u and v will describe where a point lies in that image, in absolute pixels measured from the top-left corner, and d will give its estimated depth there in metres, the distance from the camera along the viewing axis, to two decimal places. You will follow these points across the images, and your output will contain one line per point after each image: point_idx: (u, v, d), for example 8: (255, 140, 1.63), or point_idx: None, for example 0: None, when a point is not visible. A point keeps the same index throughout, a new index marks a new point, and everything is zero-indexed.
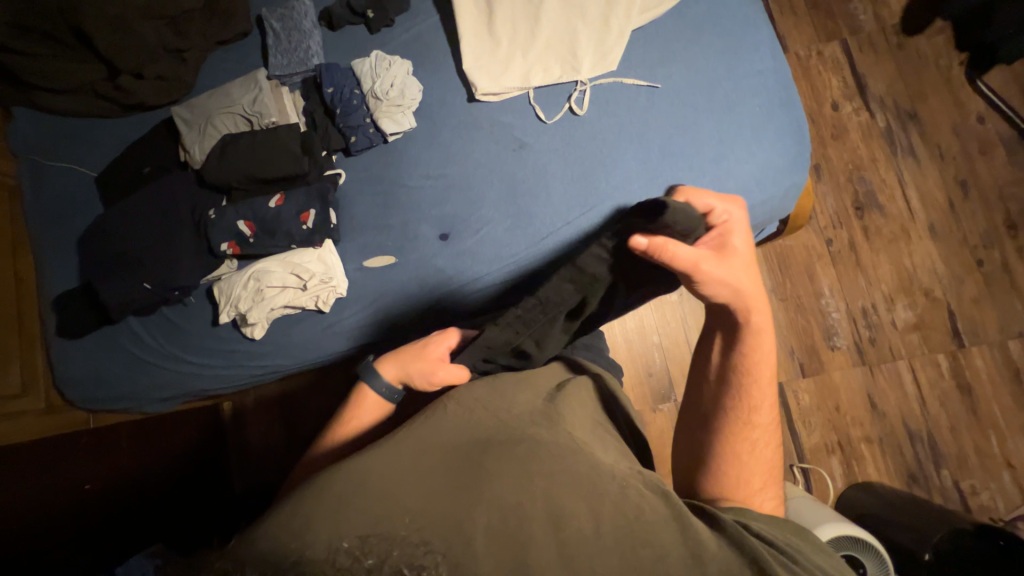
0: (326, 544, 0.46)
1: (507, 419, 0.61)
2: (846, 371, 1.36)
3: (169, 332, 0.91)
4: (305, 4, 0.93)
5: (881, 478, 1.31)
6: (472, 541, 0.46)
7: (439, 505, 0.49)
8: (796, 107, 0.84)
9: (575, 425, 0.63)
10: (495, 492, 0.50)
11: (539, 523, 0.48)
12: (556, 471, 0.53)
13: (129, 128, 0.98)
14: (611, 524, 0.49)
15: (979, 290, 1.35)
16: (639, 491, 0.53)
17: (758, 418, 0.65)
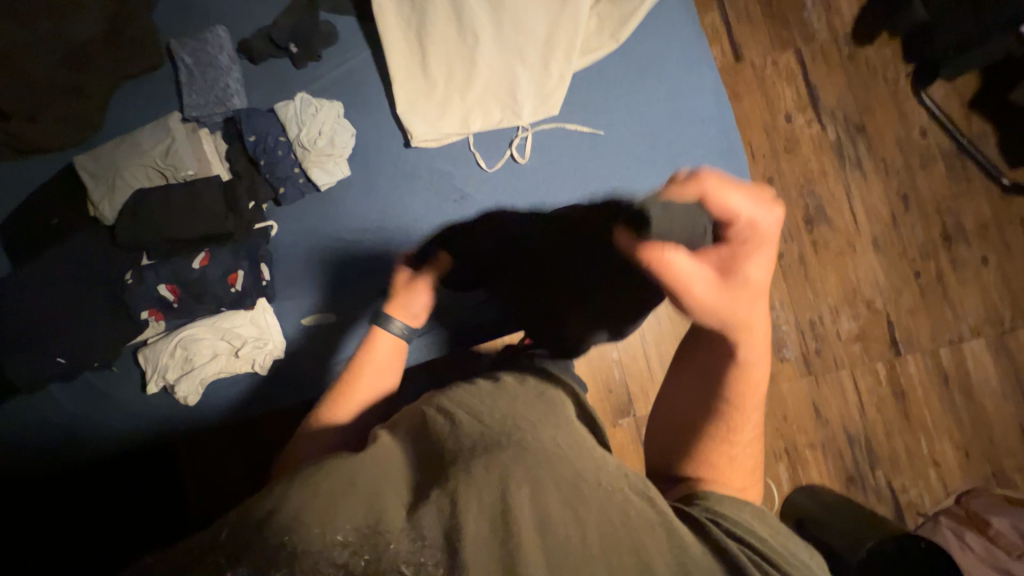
0: (321, 534, 0.43)
1: (489, 419, 0.57)
2: (793, 382, 1.42)
3: (101, 401, 0.85)
4: (220, 36, 0.84)
5: (822, 481, 1.39)
6: (458, 545, 0.43)
7: (423, 509, 0.47)
8: (739, 156, 0.83)
9: (562, 426, 0.59)
10: (477, 491, 0.47)
11: (526, 534, 0.45)
12: (537, 474, 0.50)
13: (20, 174, 0.86)
14: (598, 533, 0.47)
15: (915, 301, 1.42)
16: (629, 499, 0.51)
17: (741, 427, 0.67)
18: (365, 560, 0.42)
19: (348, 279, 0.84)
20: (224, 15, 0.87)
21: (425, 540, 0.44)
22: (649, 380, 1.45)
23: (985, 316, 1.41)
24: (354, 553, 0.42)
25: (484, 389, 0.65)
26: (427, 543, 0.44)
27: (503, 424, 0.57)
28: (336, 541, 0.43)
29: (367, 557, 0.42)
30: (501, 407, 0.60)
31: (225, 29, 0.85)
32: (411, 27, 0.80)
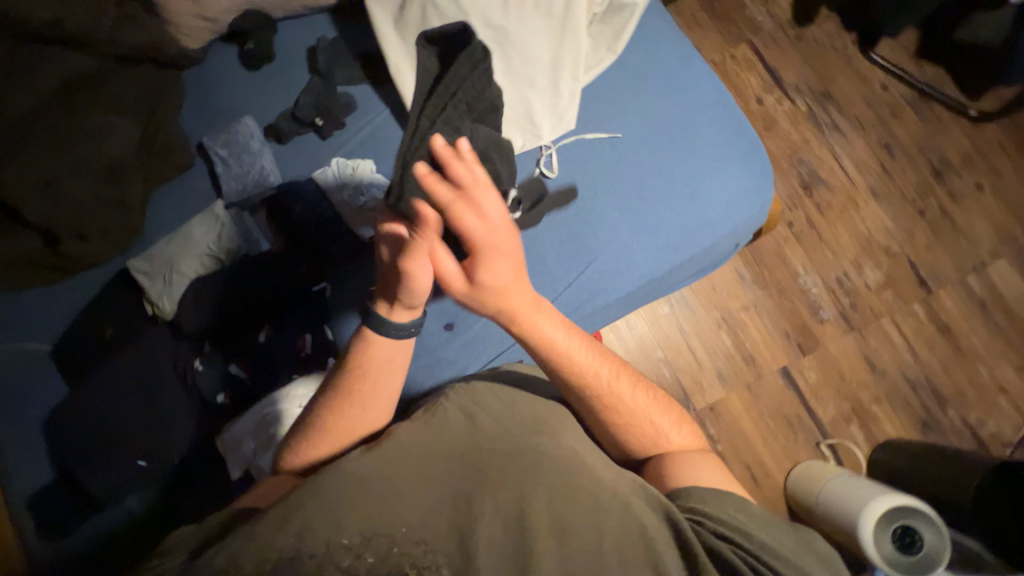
0: (331, 536, 0.48)
1: (507, 423, 0.63)
2: (839, 340, 1.44)
3: (165, 511, 0.81)
4: (249, 125, 0.90)
5: (898, 432, 1.38)
6: (474, 553, 0.49)
7: (443, 514, 0.52)
8: (747, 129, 0.88)
9: (575, 434, 0.65)
10: (496, 499, 0.54)
11: (541, 543, 0.50)
12: (552, 482, 0.56)
13: (76, 291, 0.88)
14: (613, 540, 0.52)
15: (928, 238, 1.47)
16: (641, 506, 0.55)
17: (623, 406, 0.68)
18: (369, 558, 0.47)
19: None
20: (248, 107, 0.94)
21: (433, 544, 0.49)
22: (700, 370, 1.44)
23: (998, 238, 1.46)
24: (359, 556, 0.47)
25: (501, 392, 0.68)
26: (433, 544, 0.49)
27: (524, 434, 0.62)
28: (342, 546, 0.48)
29: (374, 556, 0.47)
30: (521, 411, 0.66)
31: (252, 118, 0.91)
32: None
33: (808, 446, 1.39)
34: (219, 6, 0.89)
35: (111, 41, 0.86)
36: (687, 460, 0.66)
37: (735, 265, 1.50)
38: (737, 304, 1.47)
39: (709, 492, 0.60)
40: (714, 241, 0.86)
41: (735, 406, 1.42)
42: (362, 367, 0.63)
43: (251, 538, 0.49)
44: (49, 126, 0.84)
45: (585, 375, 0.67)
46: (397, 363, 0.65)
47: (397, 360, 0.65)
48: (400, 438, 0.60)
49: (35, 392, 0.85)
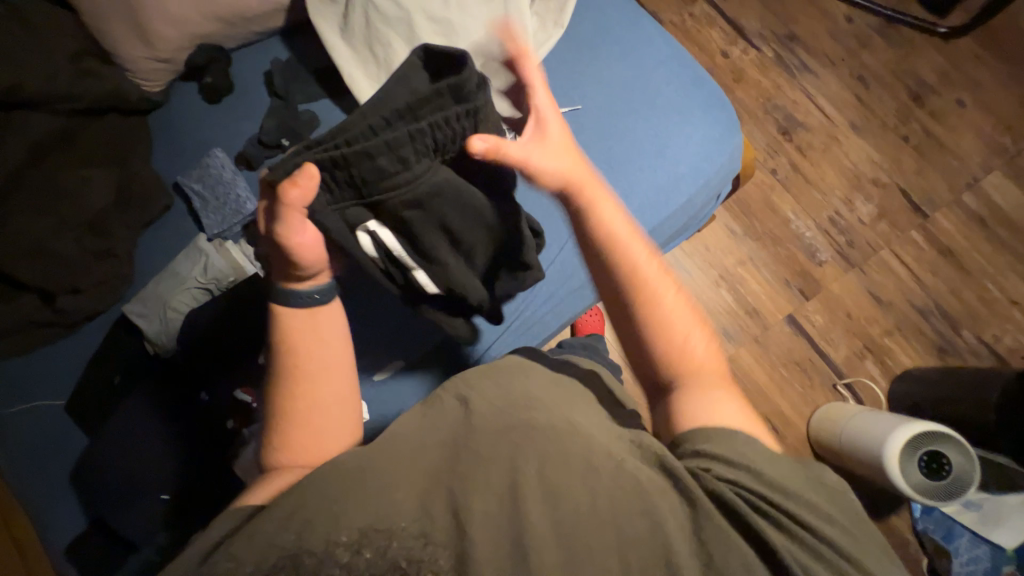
0: (326, 537, 0.49)
1: (502, 402, 0.65)
2: (841, 280, 1.42)
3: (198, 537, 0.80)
4: (218, 156, 0.92)
5: (915, 362, 1.36)
6: (469, 529, 0.51)
7: (440, 499, 0.53)
8: (706, 80, 0.88)
9: (572, 407, 0.67)
10: (485, 478, 0.55)
11: (531, 511, 0.52)
12: (545, 451, 0.58)
13: (82, 344, 0.91)
14: (607, 497, 0.54)
15: (916, 162, 1.45)
16: (637, 463, 0.58)
17: (661, 305, 0.64)
18: (366, 556, 0.48)
19: (388, 330, 0.90)
20: (216, 139, 0.95)
21: (433, 535, 0.51)
22: None
23: (988, 150, 1.43)
24: (358, 551, 0.49)
25: (495, 377, 0.70)
26: (431, 536, 0.51)
27: (516, 412, 0.63)
28: (337, 541, 0.49)
29: (372, 553, 0.49)
30: (517, 392, 0.67)
31: (221, 150, 0.93)
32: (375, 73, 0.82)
33: (826, 389, 1.38)
34: (171, 46, 0.91)
35: (72, 94, 0.88)
36: (706, 399, 0.62)
37: (725, 222, 1.49)
38: (733, 260, 1.46)
39: (715, 433, 0.59)
40: (690, 197, 0.86)
41: (746, 361, 1.41)
42: (290, 349, 0.60)
43: (252, 539, 0.50)
44: (28, 190, 0.87)
45: (627, 261, 0.65)
46: (322, 332, 0.62)
47: (319, 328, 0.62)
48: (399, 437, 0.61)
49: (55, 446, 0.87)
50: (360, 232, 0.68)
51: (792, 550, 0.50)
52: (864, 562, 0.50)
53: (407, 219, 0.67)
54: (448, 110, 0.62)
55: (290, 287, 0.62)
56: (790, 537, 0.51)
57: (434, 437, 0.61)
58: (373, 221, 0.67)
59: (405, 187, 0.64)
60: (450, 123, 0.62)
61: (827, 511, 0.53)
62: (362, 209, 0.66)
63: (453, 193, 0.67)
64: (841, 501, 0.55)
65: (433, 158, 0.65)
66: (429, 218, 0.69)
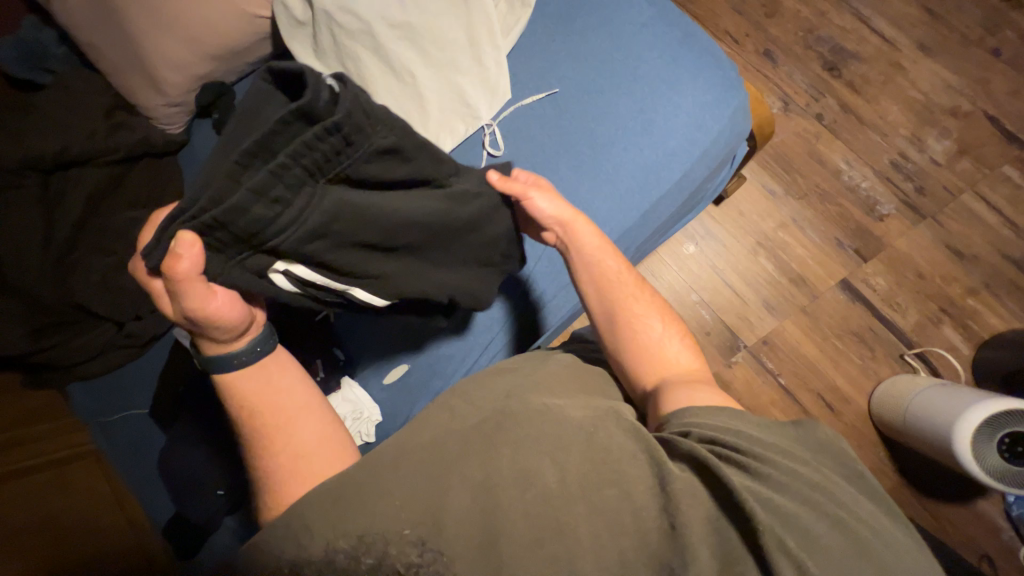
0: (329, 540, 0.51)
1: (480, 398, 0.66)
2: (909, 235, 1.23)
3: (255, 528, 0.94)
4: None
5: (1008, 324, 1.15)
6: (449, 523, 0.51)
7: (420, 491, 0.53)
8: (697, 36, 0.81)
9: (559, 383, 0.69)
10: (462, 464, 0.55)
11: (508, 491, 0.53)
12: (517, 435, 0.58)
13: (151, 360, 1.06)
14: (577, 473, 0.54)
15: (1011, 80, 1.21)
16: (610, 432, 0.59)
17: (640, 320, 0.72)
18: (368, 561, 0.49)
19: (393, 334, 0.91)
20: None
21: (426, 541, 0.50)
22: (745, 307, 1.29)
23: None
24: (358, 559, 0.49)
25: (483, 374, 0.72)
26: (430, 542, 0.50)
27: (492, 403, 0.64)
28: (339, 548, 0.50)
29: (372, 558, 0.49)
30: (495, 388, 0.68)
31: None
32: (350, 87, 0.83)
33: (894, 362, 1.20)
34: (180, 90, 0.99)
35: (107, 147, 1.00)
36: (682, 388, 0.64)
37: (762, 181, 1.33)
38: (773, 223, 1.30)
39: (697, 407, 0.60)
40: (686, 171, 0.79)
41: (792, 334, 1.26)
42: (254, 405, 0.65)
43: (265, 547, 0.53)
44: (91, 236, 1.00)
45: (609, 286, 0.73)
46: (281, 381, 0.67)
47: (276, 381, 0.67)
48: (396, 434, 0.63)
49: (143, 445, 1.05)
50: (273, 275, 0.59)
51: (772, 500, 0.50)
52: (859, 515, 0.51)
53: (315, 252, 0.58)
54: (305, 132, 0.53)
55: (225, 349, 0.65)
56: (767, 486, 0.52)
57: (411, 431, 0.62)
58: (281, 261, 0.59)
59: (292, 226, 0.56)
60: (318, 143, 0.54)
61: (789, 454, 0.55)
62: (263, 256, 0.58)
63: (359, 213, 0.59)
64: (802, 442, 0.58)
65: (318, 183, 0.56)
66: (347, 243, 0.60)
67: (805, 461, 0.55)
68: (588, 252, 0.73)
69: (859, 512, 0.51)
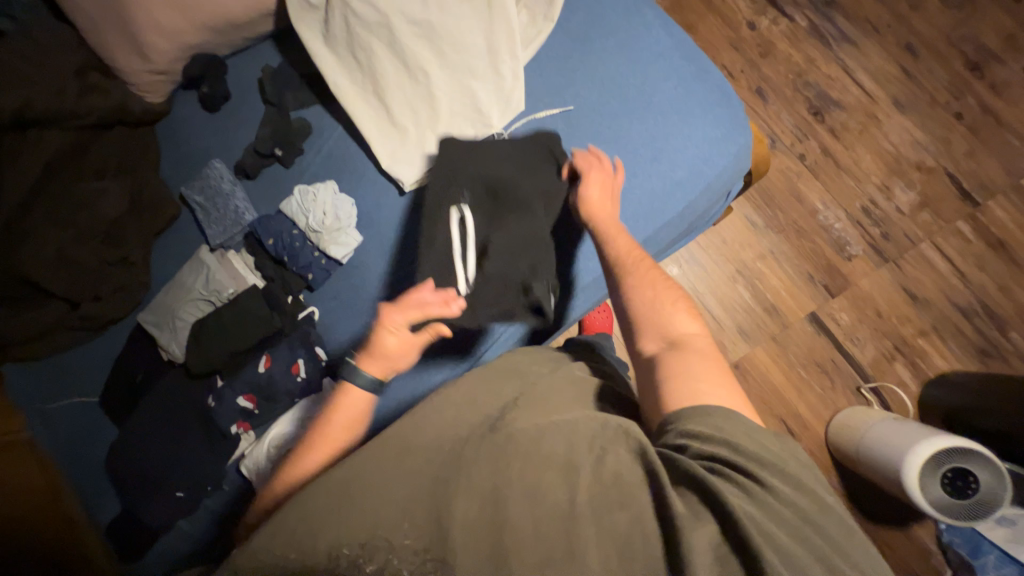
0: (331, 544, 0.49)
1: (488, 406, 0.65)
2: (872, 276, 1.32)
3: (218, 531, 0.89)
4: (218, 168, 0.98)
5: (952, 366, 1.26)
6: (451, 536, 0.49)
7: (425, 499, 0.52)
8: (711, 73, 0.83)
9: (565, 397, 0.67)
10: (472, 478, 0.53)
11: (517, 515, 0.49)
12: (525, 447, 0.56)
13: (107, 346, 0.98)
14: (586, 494, 0.51)
15: (969, 143, 1.32)
16: (618, 453, 0.55)
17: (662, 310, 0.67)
18: (369, 568, 0.47)
19: (378, 335, 0.89)
20: (215, 149, 1.01)
21: (429, 549, 0.48)
22: (720, 330, 1.34)
23: None
24: (359, 565, 0.48)
25: (489, 374, 0.71)
26: (433, 551, 0.48)
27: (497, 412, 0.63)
28: (341, 554, 0.48)
29: (374, 565, 0.48)
30: (501, 396, 0.67)
31: (220, 161, 0.99)
32: (369, 90, 0.87)
33: (850, 393, 1.29)
34: (166, 58, 0.94)
35: (77, 113, 0.93)
36: (689, 379, 0.58)
37: (745, 212, 1.39)
38: (752, 253, 1.36)
39: (710, 409, 0.54)
40: (689, 203, 0.82)
41: (762, 360, 1.32)
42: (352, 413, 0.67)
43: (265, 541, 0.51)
44: (47, 202, 0.92)
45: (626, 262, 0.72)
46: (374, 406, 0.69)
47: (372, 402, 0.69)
48: (403, 427, 0.61)
49: (88, 435, 0.95)
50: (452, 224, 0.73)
51: (771, 531, 0.46)
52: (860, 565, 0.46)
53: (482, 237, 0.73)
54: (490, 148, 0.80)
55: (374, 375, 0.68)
56: (769, 516, 0.47)
57: (429, 433, 0.60)
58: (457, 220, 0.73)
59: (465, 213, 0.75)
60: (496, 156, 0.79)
61: (791, 477, 0.50)
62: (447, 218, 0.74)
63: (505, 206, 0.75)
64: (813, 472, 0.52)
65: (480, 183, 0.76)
66: (506, 241, 0.73)
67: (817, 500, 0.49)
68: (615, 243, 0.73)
69: (847, 549, 0.47)
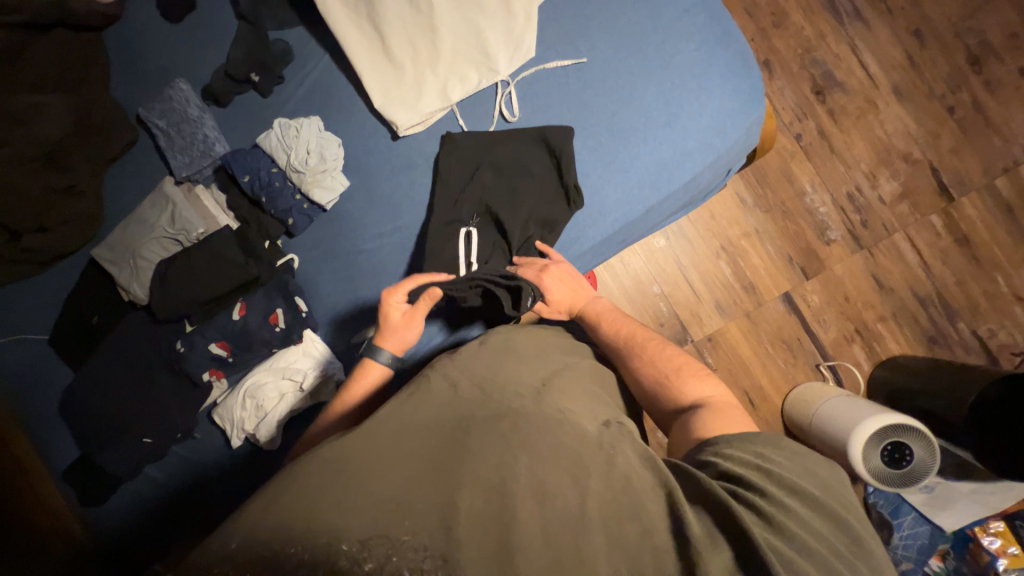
0: (330, 540, 0.46)
1: (492, 385, 0.63)
2: (846, 261, 1.37)
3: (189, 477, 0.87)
4: (183, 89, 0.86)
5: (904, 351, 1.35)
6: (457, 532, 0.47)
7: (431, 488, 0.50)
8: (734, 37, 0.79)
9: (573, 392, 0.65)
10: (474, 470, 0.51)
11: (526, 515, 0.48)
12: (534, 443, 0.55)
13: (56, 280, 0.90)
14: (597, 498, 0.50)
15: (956, 138, 1.35)
16: (626, 457, 0.55)
17: (673, 372, 0.71)
18: (368, 566, 0.45)
19: (363, 288, 0.85)
20: (179, 67, 0.90)
21: (429, 546, 0.46)
22: (698, 304, 1.38)
23: None
24: (359, 562, 0.45)
25: (489, 351, 0.70)
26: (432, 548, 0.46)
27: (505, 397, 0.61)
28: (340, 551, 0.45)
29: (374, 563, 0.45)
30: (507, 377, 0.65)
31: (185, 82, 0.87)
32: (362, 16, 0.80)
33: (809, 370, 1.37)
34: None
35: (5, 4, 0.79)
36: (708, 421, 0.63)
37: (736, 189, 1.40)
38: (737, 231, 1.38)
39: (733, 440, 0.58)
40: (695, 174, 0.79)
41: (734, 335, 1.37)
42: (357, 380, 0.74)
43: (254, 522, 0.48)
44: None
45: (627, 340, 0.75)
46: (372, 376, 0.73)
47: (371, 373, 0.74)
48: (409, 413, 0.59)
49: (41, 375, 0.89)
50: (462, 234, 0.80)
51: (788, 555, 0.47)
52: None
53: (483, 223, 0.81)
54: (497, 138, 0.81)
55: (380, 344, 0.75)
56: (785, 537, 0.48)
57: (423, 420, 0.58)
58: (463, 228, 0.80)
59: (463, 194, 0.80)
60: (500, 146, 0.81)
61: (811, 499, 0.52)
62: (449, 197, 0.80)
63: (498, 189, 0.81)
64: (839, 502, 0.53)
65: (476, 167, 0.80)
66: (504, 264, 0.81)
67: (836, 522, 0.50)
68: (617, 321, 0.77)
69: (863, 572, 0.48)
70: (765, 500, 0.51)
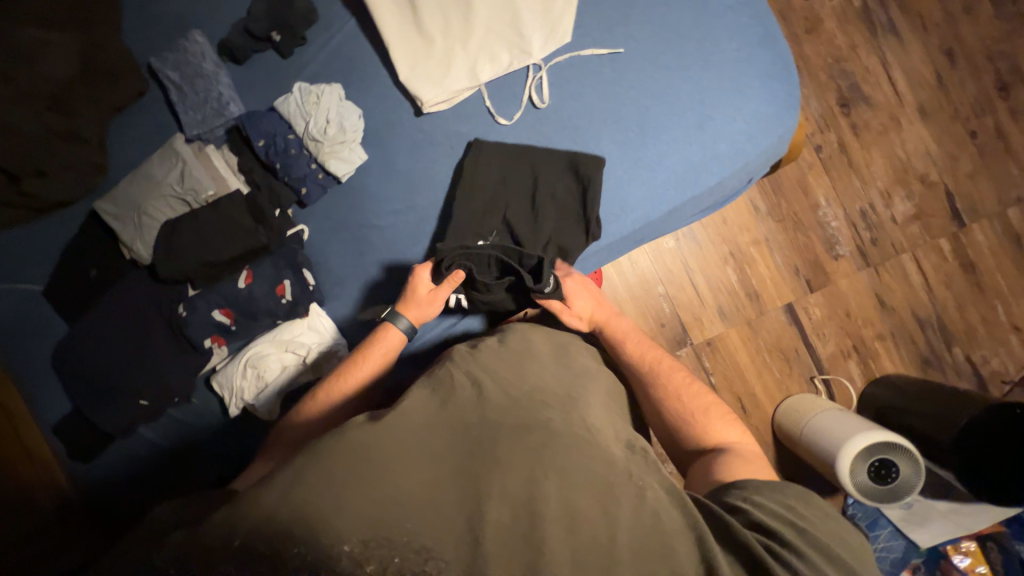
0: (330, 541, 0.44)
1: (516, 394, 0.63)
2: (851, 277, 1.37)
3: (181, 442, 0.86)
4: (199, 42, 0.83)
5: (897, 370, 1.37)
6: (484, 548, 0.46)
7: (453, 499, 0.50)
8: (777, 40, 0.77)
9: (596, 411, 0.65)
10: (505, 485, 0.51)
11: (556, 541, 0.48)
12: (563, 464, 0.55)
13: (54, 231, 0.86)
14: (627, 528, 0.50)
15: (974, 164, 1.34)
16: (656, 494, 0.54)
17: (697, 407, 0.72)
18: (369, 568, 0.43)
19: (374, 266, 0.83)
20: (195, 17, 0.86)
21: (434, 550, 0.46)
22: (701, 308, 1.38)
23: None
24: (359, 563, 0.43)
25: (508, 355, 0.69)
26: (438, 554, 0.46)
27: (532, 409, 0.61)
28: (341, 551, 0.44)
29: (375, 565, 0.43)
30: (533, 385, 0.65)
31: (202, 34, 0.84)
32: None
33: (803, 381, 1.39)
34: None
35: None
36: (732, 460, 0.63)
37: (751, 196, 1.39)
38: (747, 238, 1.38)
39: (759, 487, 0.58)
40: (722, 179, 0.78)
41: (733, 342, 1.38)
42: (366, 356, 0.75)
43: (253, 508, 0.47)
44: None
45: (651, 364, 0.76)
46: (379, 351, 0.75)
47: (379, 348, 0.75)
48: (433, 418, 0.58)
49: (33, 327, 0.87)
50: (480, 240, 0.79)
51: None
52: None
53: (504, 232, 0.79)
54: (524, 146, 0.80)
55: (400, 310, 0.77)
56: None
57: (443, 423, 0.58)
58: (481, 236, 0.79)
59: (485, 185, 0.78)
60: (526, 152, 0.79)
61: (840, 561, 0.51)
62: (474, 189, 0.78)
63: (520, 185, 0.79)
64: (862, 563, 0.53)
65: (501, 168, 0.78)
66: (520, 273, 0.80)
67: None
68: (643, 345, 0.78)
69: None
70: (789, 551, 0.51)
